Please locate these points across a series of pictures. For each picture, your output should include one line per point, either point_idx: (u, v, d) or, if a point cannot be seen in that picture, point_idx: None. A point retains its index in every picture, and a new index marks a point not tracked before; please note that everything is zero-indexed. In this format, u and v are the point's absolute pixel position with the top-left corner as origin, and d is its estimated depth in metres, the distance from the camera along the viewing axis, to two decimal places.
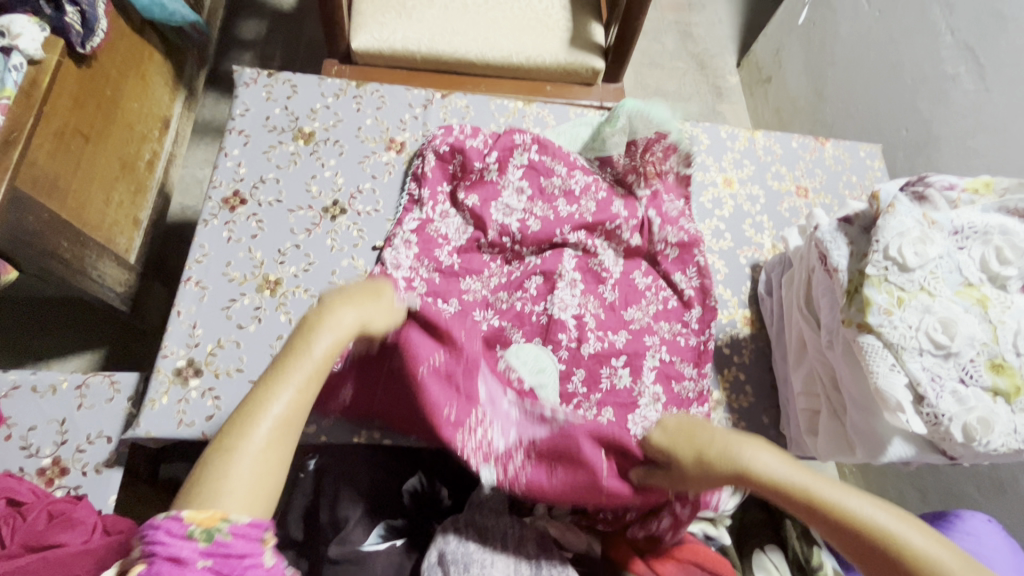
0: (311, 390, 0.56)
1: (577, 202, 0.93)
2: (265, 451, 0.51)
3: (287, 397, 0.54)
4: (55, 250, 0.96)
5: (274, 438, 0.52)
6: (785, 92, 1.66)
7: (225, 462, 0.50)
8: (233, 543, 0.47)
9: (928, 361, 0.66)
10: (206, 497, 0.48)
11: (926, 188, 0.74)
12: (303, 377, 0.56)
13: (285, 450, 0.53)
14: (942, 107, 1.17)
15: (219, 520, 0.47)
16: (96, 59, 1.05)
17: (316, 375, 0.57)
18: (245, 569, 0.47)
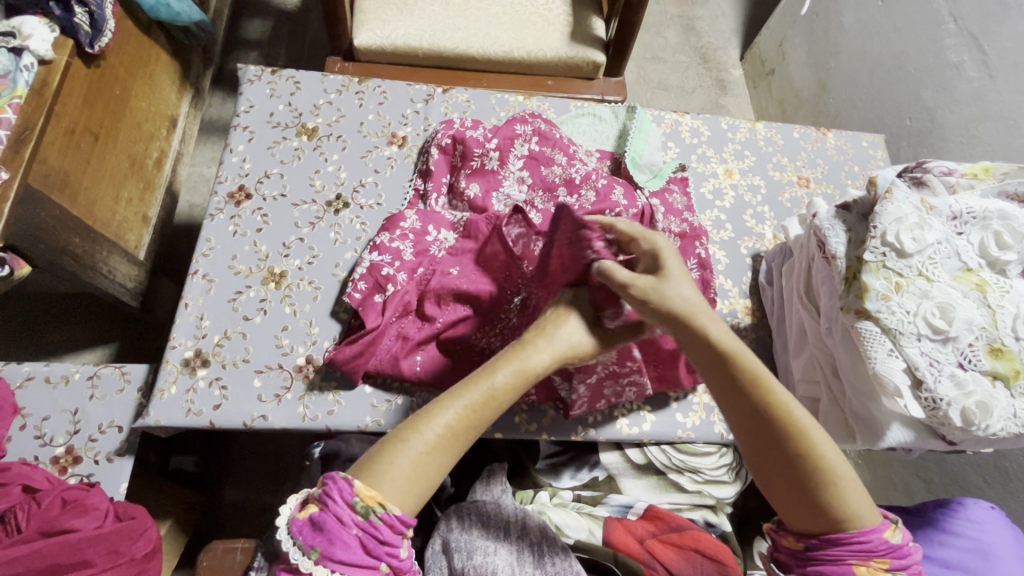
0: (480, 417, 0.58)
1: (576, 191, 0.91)
2: (425, 454, 0.55)
3: (451, 417, 0.57)
4: (67, 246, 0.98)
5: (433, 451, 0.55)
6: (789, 84, 1.65)
7: (394, 449, 0.54)
8: (382, 528, 0.52)
9: (926, 346, 0.66)
10: (371, 476, 0.53)
11: (925, 174, 0.74)
12: (479, 399, 0.58)
13: (442, 458, 0.56)
14: (945, 96, 1.16)
15: (377, 504, 0.52)
16: (105, 59, 1.08)
17: (489, 403, 0.59)
18: (384, 554, 0.52)
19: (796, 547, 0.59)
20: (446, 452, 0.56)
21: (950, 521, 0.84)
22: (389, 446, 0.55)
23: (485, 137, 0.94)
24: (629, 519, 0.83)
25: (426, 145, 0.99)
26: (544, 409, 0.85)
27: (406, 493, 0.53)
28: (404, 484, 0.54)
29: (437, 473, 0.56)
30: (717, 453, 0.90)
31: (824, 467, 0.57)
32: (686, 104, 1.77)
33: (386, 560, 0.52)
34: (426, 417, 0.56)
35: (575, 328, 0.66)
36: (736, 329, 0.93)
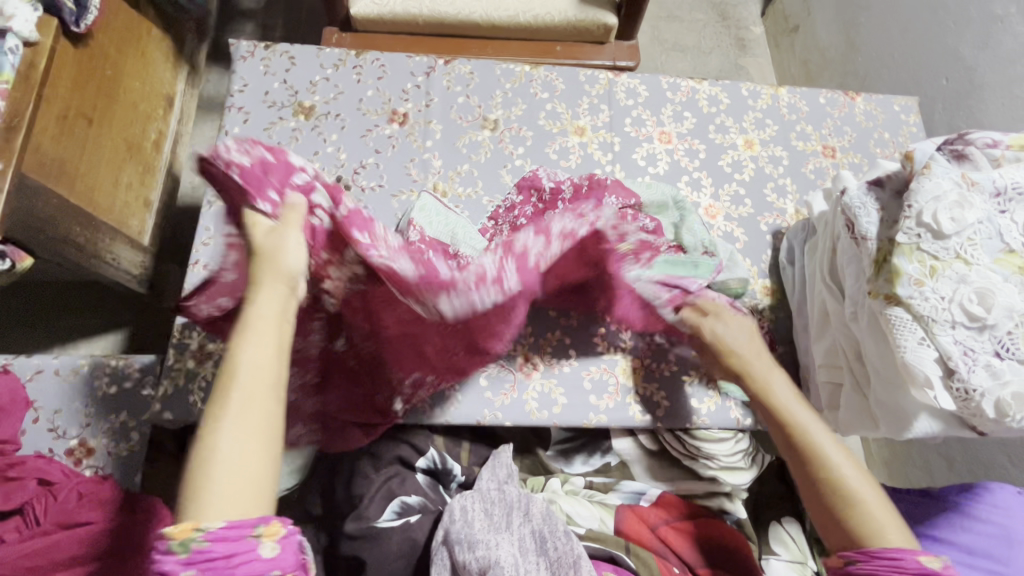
0: (253, 419, 0.49)
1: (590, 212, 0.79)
2: (239, 464, 0.47)
3: (226, 433, 0.48)
4: (68, 237, 0.97)
5: (237, 437, 0.48)
6: (814, 42, 1.55)
7: (200, 454, 0.47)
8: (213, 548, 0.43)
9: (961, 334, 0.62)
10: (183, 512, 0.45)
11: (966, 147, 0.69)
12: (238, 403, 0.49)
13: (262, 446, 0.48)
14: (988, 52, 1.06)
15: (192, 529, 0.43)
16: (92, 37, 1.03)
17: (247, 402, 0.49)
18: (232, 568, 0.44)
19: (835, 565, 0.57)
20: (244, 435, 0.48)
21: (974, 506, 0.82)
22: (192, 468, 0.47)
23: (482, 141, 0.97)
24: (641, 505, 0.82)
25: (434, 135, 0.96)
26: (554, 396, 0.83)
27: (223, 498, 0.45)
28: (235, 491, 0.46)
29: (257, 462, 0.48)
30: (732, 437, 0.86)
31: (850, 496, 0.59)
32: (703, 66, 1.67)
33: (248, 568, 0.44)
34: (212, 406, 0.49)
35: (294, 266, 0.61)
36: (754, 311, 0.90)
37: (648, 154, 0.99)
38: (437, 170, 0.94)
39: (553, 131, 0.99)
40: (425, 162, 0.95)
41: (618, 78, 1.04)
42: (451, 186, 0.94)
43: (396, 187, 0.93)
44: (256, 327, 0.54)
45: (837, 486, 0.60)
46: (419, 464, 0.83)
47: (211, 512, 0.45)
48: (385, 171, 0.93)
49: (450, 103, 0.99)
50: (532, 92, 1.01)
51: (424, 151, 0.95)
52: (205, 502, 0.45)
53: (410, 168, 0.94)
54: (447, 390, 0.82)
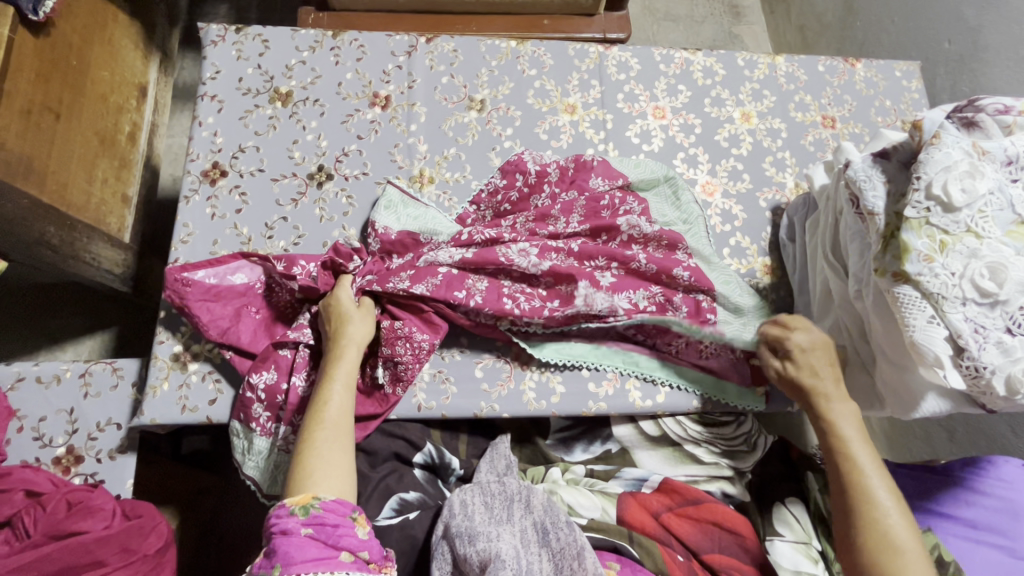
0: (343, 428, 0.68)
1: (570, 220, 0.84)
2: (333, 460, 0.64)
3: (325, 437, 0.66)
4: (42, 237, 0.93)
5: (333, 443, 0.66)
6: (811, 6, 1.49)
7: (308, 452, 0.64)
8: (325, 514, 0.58)
9: (971, 311, 0.59)
10: (298, 490, 0.61)
11: (977, 114, 0.65)
12: (335, 415, 0.68)
13: (344, 448, 0.66)
14: (993, 12, 1.02)
15: (311, 499, 0.58)
16: (54, 26, 0.98)
17: (340, 419, 0.68)
18: (340, 535, 0.57)
19: None
20: (336, 438, 0.66)
21: (980, 481, 0.81)
22: (299, 464, 0.63)
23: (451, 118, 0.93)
24: (643, 492, 0.80)
25: (417, 117, 0.92)
26: (552, 385, 0.81)
27: (328, 482, 0.62)
28: (334, 474, 0.63)
29: (345, 456, 0.66)
30: (735, 421, 0.87)
31: (887, 540, 0.61)
32: (696, 35, 1.62)
33: (348, 541, 0.57)
34: (315, 422, 0.67)
35: (356, 325, 0.75)
36: (754, 290, 0.88)
37: (642, 131, 0.95)
38: (421, 154, 0.90)
39: (542, 110, 0.95)
40: (410, 146, 0.91)
41: (609, 52, 0.99)
42: (437, 168, 0.90)
43: (380, 172, 0.89)
44: (336, 358, 0.73)
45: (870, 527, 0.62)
46: (416, 459, 0.81)
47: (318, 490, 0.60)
48: (369, 157, 0.89)
49: (432, 84, 0.94)
50: (519, 69, 0.97)
51: (407, 134, 0.91)
52: (310, 483, 0.61)
53: (392, 152, 0.90)
54: (442, 383, 0.80)
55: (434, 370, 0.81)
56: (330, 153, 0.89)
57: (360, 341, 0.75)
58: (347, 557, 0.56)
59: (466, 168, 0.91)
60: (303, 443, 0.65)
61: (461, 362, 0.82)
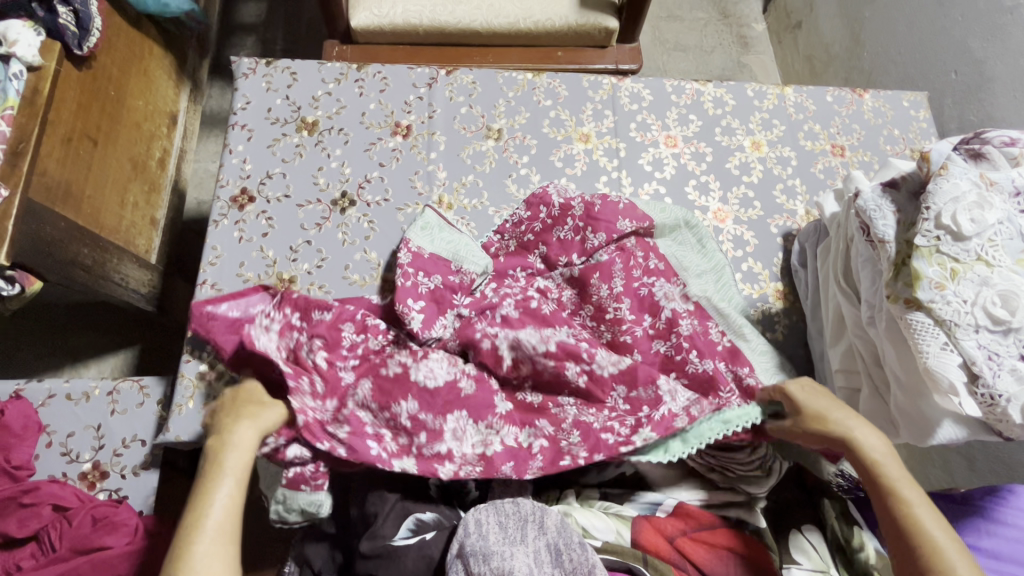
0: (230, 529, 0.59)
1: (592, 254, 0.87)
2: (206, 572, 0.56)
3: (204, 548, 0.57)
4: (76, 259, 0.97)
5: (208, 548, 0.57)
6: (818, 37, 1.53)
7: (180, 566, 0.55)
8: None
9: (984, 338, 0.60)
10: None
11: (983, 146, 0.67)
12: (221, 512, 0.60)
13: (233, 553, 0.58)
14: (998, 44, 1.05)
15: None
16: (95, 59, 1.04)
17: (219, 527, 0.59)
18: None
19: None
20: (219, 543, 0.58)
21: (999, 509, 0.80)
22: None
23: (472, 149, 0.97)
24: (659, 516, 0.81)
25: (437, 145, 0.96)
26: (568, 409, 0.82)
27: None
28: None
29: (220, 565, 0.57)
30: (748, 447, 0.85)
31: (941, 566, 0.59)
32: (706, 65, 1.66)
33: None
34: (195, 528, 0.58)
35: (270, 410, 0.70)
36: (766, 315, 0.89)
37: (654, 159, 0.98)
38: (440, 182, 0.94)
39: (557, 139, 0.98)
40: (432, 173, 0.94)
41: (622, 83, 1.03)
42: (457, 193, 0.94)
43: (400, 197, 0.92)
44: (230, 445, 0.65)
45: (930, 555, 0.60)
46: (433, 478, 0.81)
47: None
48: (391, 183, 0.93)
49: (451, 116, 0.98)
50: (535, 100, 1.00)
51: (429, 163, 0.95)
52: None
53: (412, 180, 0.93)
54: None
55: None
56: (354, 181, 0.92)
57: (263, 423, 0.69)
58: None
59: (482, 196, 0.94)
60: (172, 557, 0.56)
61: None
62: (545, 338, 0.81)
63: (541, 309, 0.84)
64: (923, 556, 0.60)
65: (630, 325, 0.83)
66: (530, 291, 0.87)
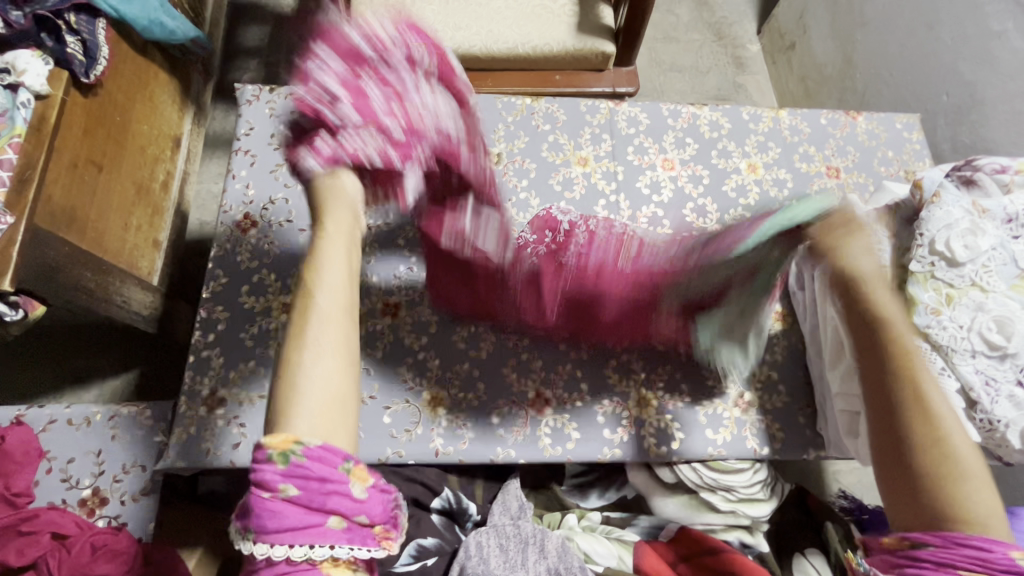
0: (337, 336, 0.57)
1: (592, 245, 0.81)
2: (323, 407, 0.53)
3: (325, 337, 0.56)
4: (80, 283, 0.97)
5: (322, 361, 0.55)
6: (811, 58, 1.56)
7: (293, 367, 0.54)
8: (308, 465, 0.48)
9: (981, 364, 0.60)
10: (281, 425, 0.51)
11: (975, 172, 0.68)
12: (328, 299, 0.59)
13: (342, 361, 0.56)
14: (987, 68, 1.07)
15: (292, 444, 0.49)
16: (102, 87, 1.05)
17: (334, 311, 0.58)
18: (328, 496, 0.49)
19: (897, 548, 0.50)
20: (334, 326, 0.57)
21: None
22: (285, 382, 0.54)
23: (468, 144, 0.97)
24: (660, 541, 0.82)
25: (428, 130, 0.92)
26: (567, 431, 0.82)
27: (317, 419, 0.52)
28: (318, 411, 0.52)
29: (343, 380, 0.55)
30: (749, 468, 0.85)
31: (953, 462, 0.52)
32: (701, 85, 1.69)
33: (340, 505, 0.50)
34: (307, 308, 0.58)
35: (353, 211, 0.78)
36: (765, 337, 0.89)
37: (652, 182, 0.99)
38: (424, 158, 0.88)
39: (556, 163, 0.99)
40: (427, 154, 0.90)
41: (619, 107, 1.05)
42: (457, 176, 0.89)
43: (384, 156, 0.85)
44: (334, 248, 0.70)
45: (929, 443, 0.54)
46: (434, 504, 0.81)
47: (299, 426, 0.51)
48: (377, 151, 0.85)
49: (458, 112, 0.99)
50: (535, 125, 1.02)
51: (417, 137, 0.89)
52: (293, 420, 0.51)
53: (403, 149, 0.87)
54: (458, 429, 0.82)
55: (451, 415, 0.82)
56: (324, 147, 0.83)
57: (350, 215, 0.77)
58: (337, 523, 0.49)
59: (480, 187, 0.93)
60: (292, 354, 0.55)
61: (476, 408, 0.83)
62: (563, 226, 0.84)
63: (563, 264, 0.80)
64: (929, 478, 0.52)
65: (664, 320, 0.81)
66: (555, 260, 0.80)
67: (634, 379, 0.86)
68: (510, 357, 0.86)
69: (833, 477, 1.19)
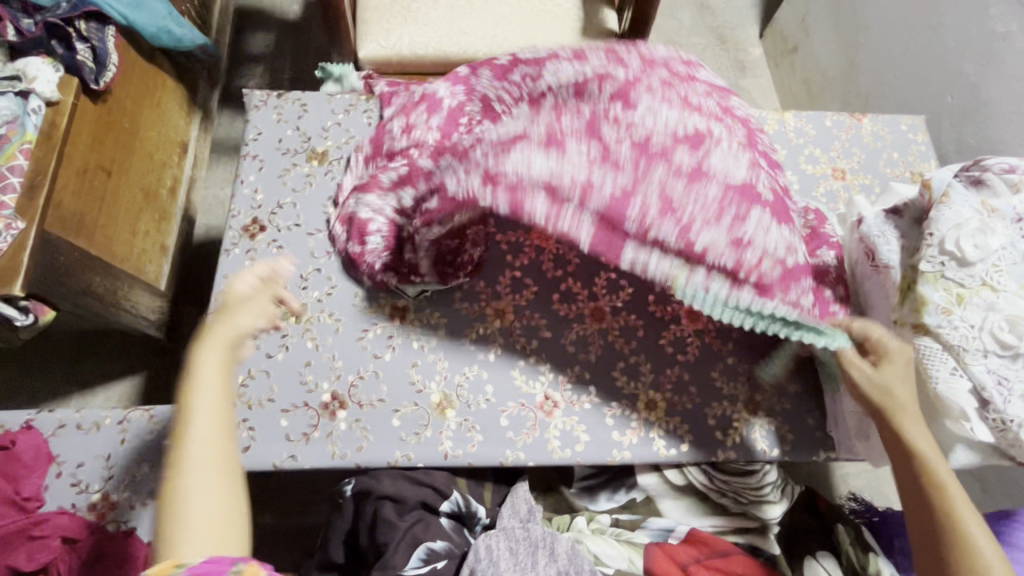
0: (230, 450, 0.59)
1: (707, 232, 0.73)
2: (207, 471, 0.56)
3: (212, 456, 0.57)
4: (88, 288, 0.98)
5: (207, 423, 0.59)
6: (814, 61, 1.56)
7: (172, 497, 0.54)
8: None
9: (993, 363, 0.60)
10: (165, 551, 0.52)
11: (984, 173, 0.68)
12: (216, 421, 0.59)
13: (235, 485, 0.57)
14: (992, 70, 1.07)
15: (172, 567, 0.50)
16: (111, 93, 1.06)
17: (226, 462, 0.58)
18: None
19: None
20: (209, 475, 0.56)
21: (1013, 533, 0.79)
22: (167, 514, 0.54)
23: (587, 109, 0.78)
24: (670, 543, 0.80)
25: (565, 131, 0.77)
26: (576, 434, 0.82)
27: (200, 533, 0.53)
28: (208, 537, 0.53)
29: (224, 495, 0.56)
30: (761, 470, 0.86)
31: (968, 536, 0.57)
32: None
33: None
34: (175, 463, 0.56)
35: (244, 319, 0.69)
36: (774, 339, 0.89)
37: None
38: (583, 148, 0.76)
39: None
40: (577, 130, 0.77)
41: None
42: (722, 104, 0.82)
43: (528, 132, 0.77)
44: (196, 374, 0.62)
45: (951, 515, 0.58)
46: (443, 508, 0.81)
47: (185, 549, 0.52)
48: (540, 183, 0.76)
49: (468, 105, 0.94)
50: None
51: (549, 90, 0.79)
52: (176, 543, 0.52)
53: (518, 150, 0.76)
54: (468, 432, 0.81)
55: (461, 418, 0.82)
56: (403, 183, 0.87)
57: (229, 343, 0.66)
58: None
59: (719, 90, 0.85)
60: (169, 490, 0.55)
61: (486, 411, 0.83)
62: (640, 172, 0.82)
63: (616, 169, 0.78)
64: (956, 551, 0.57)
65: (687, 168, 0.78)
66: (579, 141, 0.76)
67: (642, 381, 0.86)
68: (518, 359, 0.86)
69: (841, 480, 1.18)
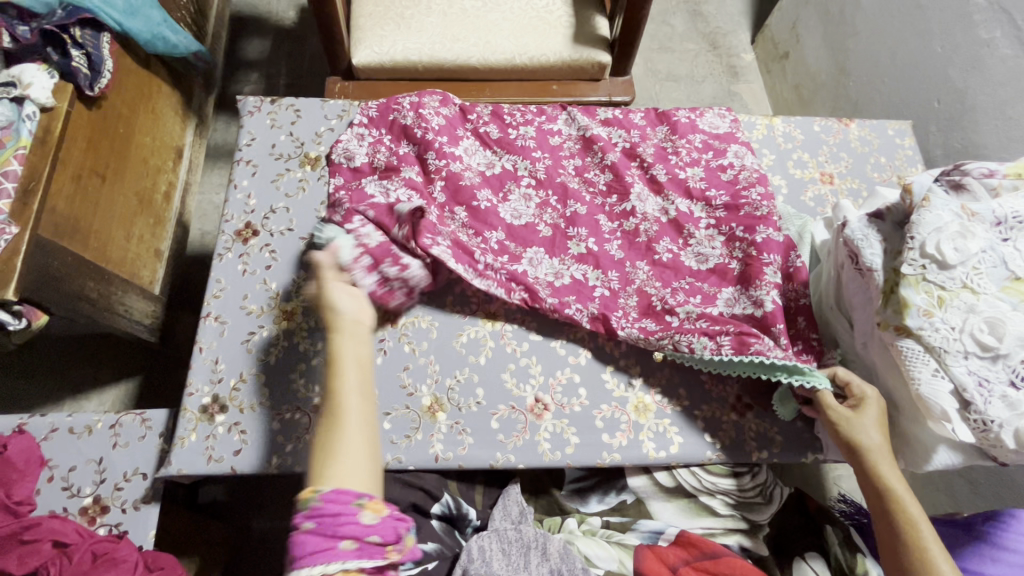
0: (363, 391, 0.65)
1: (683, 307, 0.86)
2: (360, 419, 0.63)
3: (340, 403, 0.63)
4: (82, 293, 0.98)
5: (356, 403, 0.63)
6: (805, 67, 1.58)
7: (323, 440, 0.60)
8: (326, 506, 0.55)
9: (974, 364, 0.61)
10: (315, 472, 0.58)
11: (964, 176, 0.69)
12: (353, 363, 0.66)
13: (370, 418, 0.63)
14: (977, 75, 1.09)
15: (313, 492, 0.56)
16: (106, 99, 1.07)
17: (362, 397, 0.64)
18: (342, 526, 0.54)
19: None
20: (336, 416, 0.62)
21: (1001, 535, 0.79)
22: (325, 438, 0.61)
23: (587, 202, 0.96)
24: (661, 546, 0.80)
25: (580, 219, 0.94)
26: (566, 436, 0.83)
27: (343, 461, 0.59)
28: (361, 462, 0.60)
29: (370, 428, 0.63)
30: (750, 471, 0.87)
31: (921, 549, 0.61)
32: (697, 94, 1.71)
33: (349, 529, 0.55)
34: (330, 395, 0.63)
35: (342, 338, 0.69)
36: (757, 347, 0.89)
37: None
38: (578, 236, 0.93)
39: None
40: (565, 217, 0.95)
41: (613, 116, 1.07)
42: (711, 168, 0.98)
43: (537, 225, 0.94)
44: (339, 346, 0.68)
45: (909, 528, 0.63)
46: (434, 510, 0.82)
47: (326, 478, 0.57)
48: (534, 277, 0.89)
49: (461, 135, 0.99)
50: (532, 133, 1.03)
51: (564, 184, 0.96)
52: (321, 472, 0.58)
53: (529, 255, 0.91)
54: (458, 434, 0.82)
55: (452, 420, 0.83)
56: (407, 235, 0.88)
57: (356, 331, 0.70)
58: (349, 545, 0.54)
59: (719, 138, 1.02)
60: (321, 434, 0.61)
61: (476, 413, 0.83)
62: (615, 218, 0.95)
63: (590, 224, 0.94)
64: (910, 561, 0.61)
65: (642, 220, 0.94)
66: (549, 200, 0.96)
67: (631, 384, 0.86)
68: (509, 362, 0.87)
69: (833, 481, 1.19)
